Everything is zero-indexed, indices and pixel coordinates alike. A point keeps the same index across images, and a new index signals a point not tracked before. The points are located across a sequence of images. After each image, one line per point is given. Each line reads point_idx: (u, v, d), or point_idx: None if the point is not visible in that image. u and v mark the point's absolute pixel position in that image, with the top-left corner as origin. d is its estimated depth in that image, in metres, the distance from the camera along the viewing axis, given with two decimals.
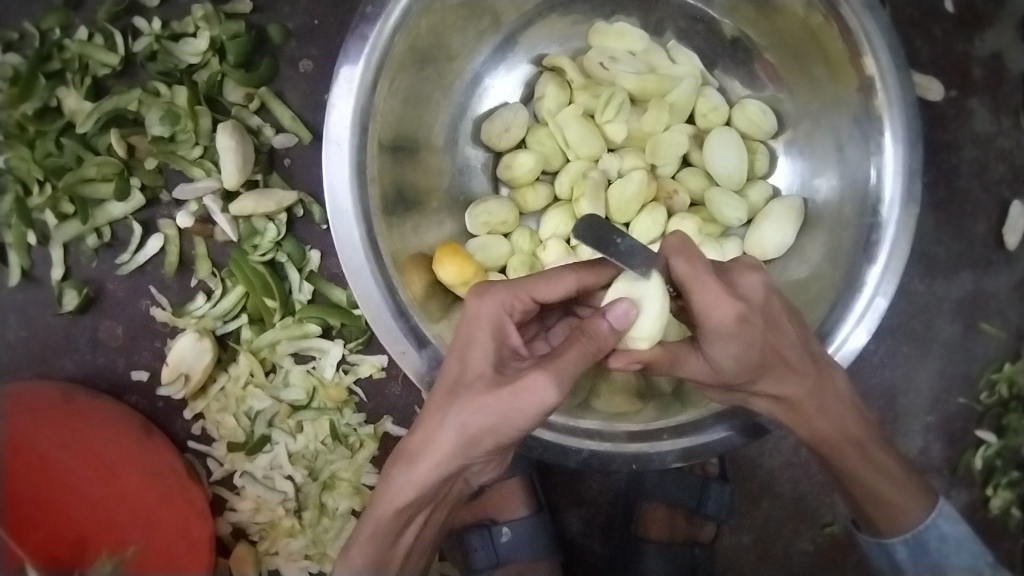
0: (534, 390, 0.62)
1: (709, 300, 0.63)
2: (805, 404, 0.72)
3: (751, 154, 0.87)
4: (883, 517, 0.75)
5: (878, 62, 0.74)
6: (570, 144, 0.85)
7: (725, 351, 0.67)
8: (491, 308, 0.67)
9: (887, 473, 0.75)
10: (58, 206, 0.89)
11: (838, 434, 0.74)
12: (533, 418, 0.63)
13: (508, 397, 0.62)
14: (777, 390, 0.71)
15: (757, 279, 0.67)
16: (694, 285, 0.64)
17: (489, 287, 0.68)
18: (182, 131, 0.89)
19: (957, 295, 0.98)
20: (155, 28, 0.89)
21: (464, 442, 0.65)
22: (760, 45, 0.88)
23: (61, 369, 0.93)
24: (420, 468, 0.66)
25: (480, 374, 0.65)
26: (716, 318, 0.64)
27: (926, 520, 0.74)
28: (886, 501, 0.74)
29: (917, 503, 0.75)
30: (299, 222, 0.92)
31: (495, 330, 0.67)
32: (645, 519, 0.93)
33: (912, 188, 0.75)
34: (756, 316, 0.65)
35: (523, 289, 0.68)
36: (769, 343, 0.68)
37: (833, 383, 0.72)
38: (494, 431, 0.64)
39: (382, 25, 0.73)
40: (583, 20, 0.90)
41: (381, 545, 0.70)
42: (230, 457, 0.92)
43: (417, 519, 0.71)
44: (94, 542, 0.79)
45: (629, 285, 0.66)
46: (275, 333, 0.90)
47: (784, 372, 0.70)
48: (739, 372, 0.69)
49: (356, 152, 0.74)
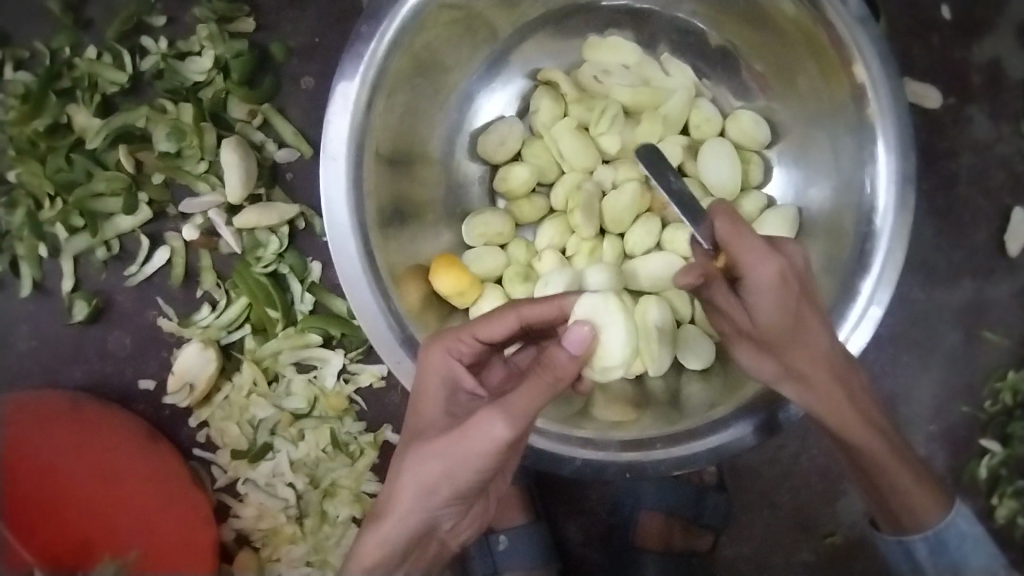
0: (481, 427, 0.61)
1: (754, 255, 0.64)
2: (832, 388, 0.71)
3: (744, 164, 0.88)
4: (905, 510, 0.74)
5: (869, 71, 0.74)
6: (565, 156, 0.86)
7: (762, 308, 0.66)
8: (439, 357, 0.68)
9: (911, 469, 0.74)
10: (68, 220, 0.93)
11: (861, 422, 0.72)
12: (488, 456, 0.62)
13: (458, 435, 0.62)
14: (807, 366, 0.69)
15: (800, 248, 0.68)
16: (739, 242, 0.64)
17: (437, 337, 0.69)
18: (187, 146, 0.92)
19: (958, 303, 0.98)
20: (161, 48, 0.93)
21: (425, 489, 0.65)
22: (749, 57, 0.89)
23: (70, 378, 0.96)
24: (392, 524, 0.67)
25: (431, 421, 0.66)
26: (757, 274, 0.64)
27: (946, 519, 0.74)
28: (909, 494, 0.73)
29: (937, 504, 0.74)
30: (301, 234, 0.95)
31: (446, 377, 0.68)
32: (641, 528, 0.94)
33: (906, 197, 0.75)
34: (796, 278, 0.66)
35: (466, 330, 0.69)
36: (802, 310, 0.67)
37: (858, 377, 0.73)
38: (451, 475, 0.64)
39: (376, 44, 0.75)
40: (576, 36, 0.92)
41: None
42: (234, 465, 0.94)
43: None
44: (95, 547, 0.80)
45: (590, 311, 0.69)
46: (277, 343, 0.93)
47: (815, 347, 0.69)
48: (773, 331, 0.68)
49: (353, 167, 0.75)
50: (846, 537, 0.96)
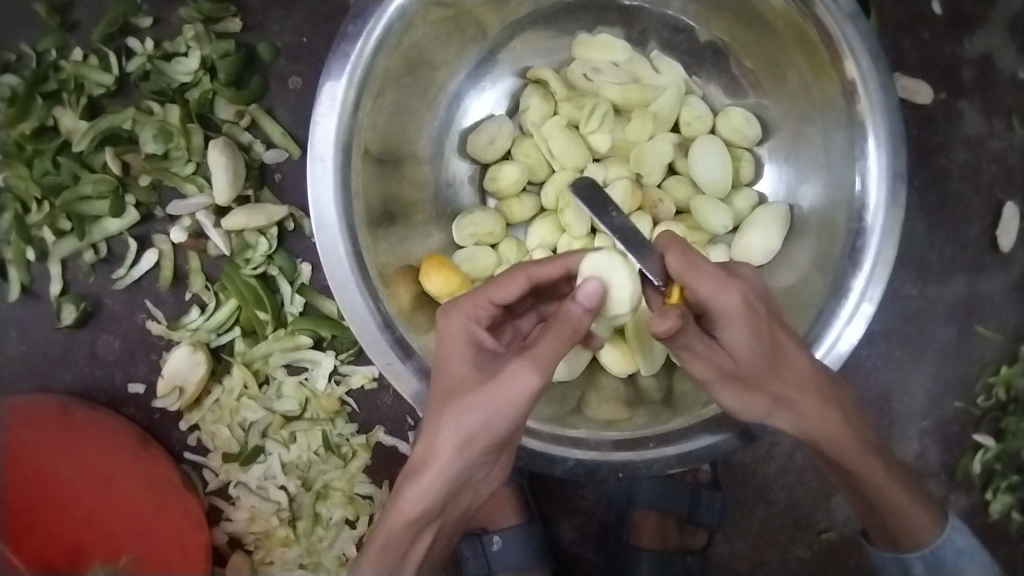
0: (516, 379, 0.62)
1: (714, 285, 0.64)
2: (823, 412, 0.72)
3: (736, 162, 0.87)
4: (901, 528, 0.74)
5: (859, 67, 0.74)
6: (556, 155, 0.85)
7: (738, 340, 0.66)
8: (459, 321, 0.68)
9: (902, 483, 0.74)
10: (56, 223, 0.91)
11: (855, 439, 0.73)
12: (523, 405, 0.63)
13: (494, 389, 0.63)
14: (795, 391, 0.70)
15: (753, 272, 0.69)
16: (694, 275, 0.64)
17: (455, 303, 0.69)
18: (174, 148, 0.91)
19: (951, 299, 0.98)
20: (147, 48, 0.92)
21: (461, 443, 0.66)
22: (740, 53, 0.88)
23: (60, 382, 0.95)
24: (428, 480, 0.68)
25: (461, 380, 0.66)
26: (722, 303, 0.64)
27: (942, 536, 0.74)
28: (906, 511, 0.73)
29: (933, 517, 0.74)
30: (290, 235, 0.94)
31: (470, 338, 0.68)
32: (636, 525, 0.93)
33: (897, 193, 0.74)
34: (760, 303, 0.66)
35: (481, 295, 0.69)
36: (777, 336, 0.68)
37: (844, 397, 0.74)
38: (488, 428, 0.64)
39: (363, 43, 0.74)
40: (565, 33, 0.92)
41: (388, 558, 0.71)
42: (225, 468, 0.93)
43: (428, 533, 0.73)
44: (88, 551, 0.80)
45: (598, 266, 0.68)
46: (267, 345, 0.92)
47: (799, 370, 0.69)
48: (755, 361, 0.68)
49: (341, 168, 0.75)
50: (841, 534, 0.96)
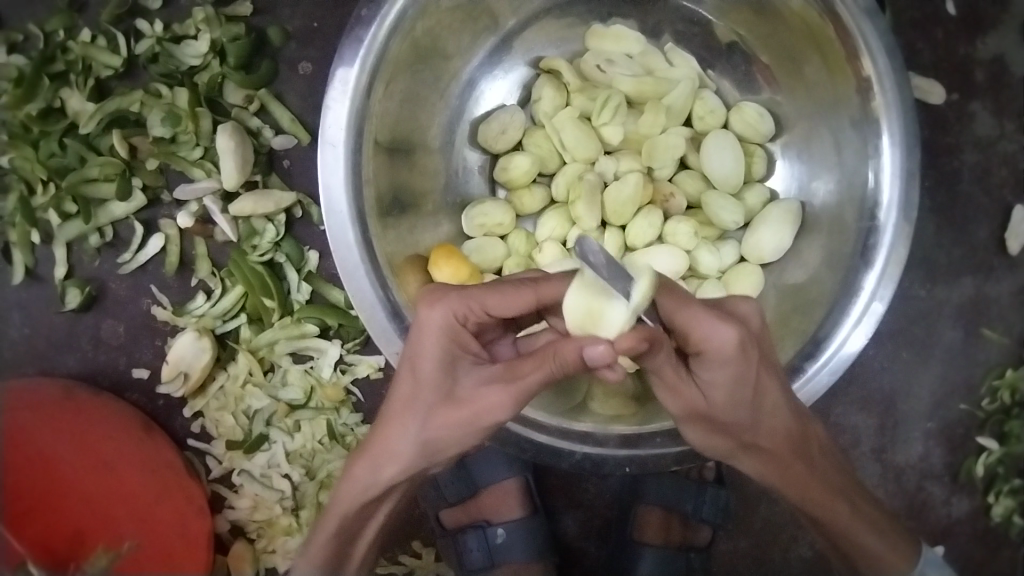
0: (493, 407, 0.65)
1: (709, 326, 0.63)
2: (788, 457, 0.75)
3: (748, 157, 0.87)
4: (868, 565, 0.78)
5: (876, 64, 0.73)
6: (567, 146, 0.85)
7: (719, 382, 0.66)
8: (446, 325, 0.66)
9: (868, 520, 0.78)
10: (61, 206, 0.91)
11: (820, 493, 0.77)
12: (493, 425, 0.67)
13: (468, 416, 0.67)
14: (764, 432, 0.72)
15: (750, 309, 0.67)
16: (691, 314, 0.62)
17: (440, 298, 0.66)
18: (182, 132, 0.90)
19: (958, 300, 0.97)
20: (156, 31, 0.91)
21: (425, 446, 0.71)
22: (757, 48, 0.87)
23: (64, 366, 0.95)
24: (386, 475, 0.73)
25: (435, 390, 0.67)
26: (715, 345, 0.63)
27: (916, 569, 0.79)
28: (874, 553, 0.77)
29: (903, 557, 0.78)
30: (297, 222, 0.93)
31: (453, 348, 0.66)
32: (640, 520, 0.92)
33: (911, 192, 0.74)
34: (753, 348, 0.65)
35: (476, 300, 0.65)
36: (762, 379, 0.68)
37: (815, 437, 0.77)
38: (455, 440, 0.69)
39: (377, 28, 0.73)
40: (580, 23, 0.90)
41: (333, 555, 0.79)
42: (229, 455, 0.93)
43: (377, 518, 0.80)
44: (89, 536, 0.80)
45: (595, 289, 0.58)
46: (273, 333, 0.92)
47: (776, 414, 0.71)
48: (732, 406, 0.68)
49: (352, 154, 0.74)
50: None
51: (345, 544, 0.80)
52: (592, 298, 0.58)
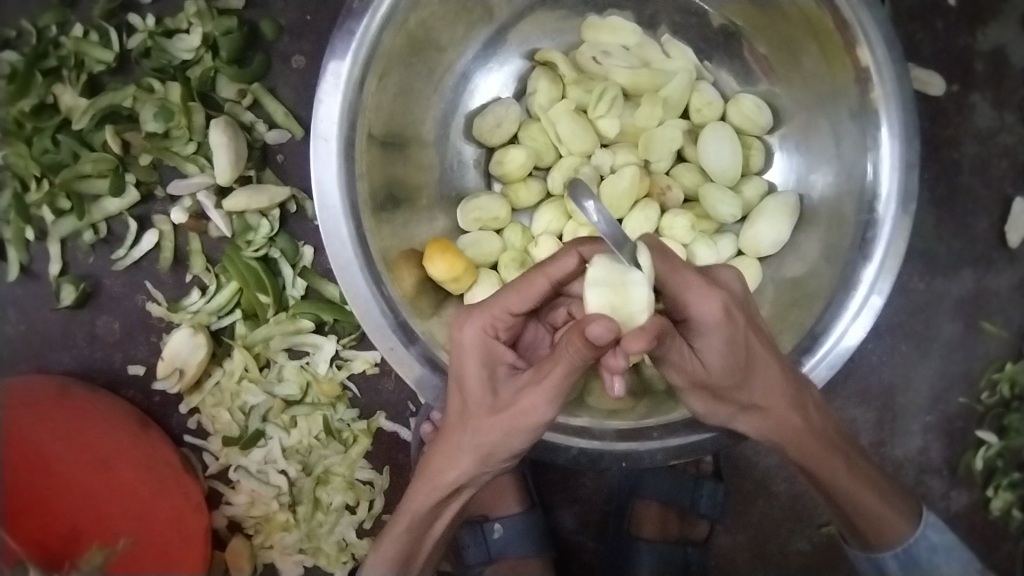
0: (529, 410, 0.63)
1: (695, 289, 0.63)
2: (789, 416, 0.70)
3: (746, 150, 0.86)
4: (872, 527, 0.72)
5: (874, 54, 0.72)
6: (562, 139, 0.84)
7: (709, 347, 0.65)
8: (478, 334, 0.67)
9: (869, 483, 0.72)
10: (55, 202, 0.90)
11: (831, 457, 0.71)
12: (536, 429, 0.64)
13: (509, 420, 0.64)
14: (761, 398, 0.69)
15: (733, 275, 0.67)
16: (675, 277, 0.63)
17: (467, 313, 0.67)
18: (175, 127, 0.90)
19: (959, 293, 0.96)
20: (148, 25, 0.90)
21: (478, 455, 0.68)
22: (754, 38, 0.86)
23: (60, 363, 0.94)
24: (444, 480, 0.70)
25: (476, 398, 0.66)
26: (701, 309, 0.63)
27: (915, 533, 0.72)
28: (883, 519, 0.71)
29: (904, 516, 0.73)
30: (292, 217, 0.93)
31: (485, 356, 0.67)
32: (637, 516, 0.92)
33: (909, 185, 0.73)
34: (739, 310, 0.65)
35: (498, 306, 0.67)
36: (751, 343, 0.66)
37: (811, 398, 0.71)
38: (505, 446, 0.66)
39: (368, 21, 0.72)
40: (575, 14, 0.90)
41: (411, 535, 0.74)
42: (225, 451, 0.93)
43: (446, 514, 0.75)
44: (84, 535, 0.79)
45: (609, 267, 0.61)
46: (268, 328, 0.91)
47: (769, 378, 0.68)
48: (724, 373, 0.66)
49: (344, 148, 0.73)
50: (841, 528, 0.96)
51: (419, 532, 0.74)
52: (612, 289, 0.60)
